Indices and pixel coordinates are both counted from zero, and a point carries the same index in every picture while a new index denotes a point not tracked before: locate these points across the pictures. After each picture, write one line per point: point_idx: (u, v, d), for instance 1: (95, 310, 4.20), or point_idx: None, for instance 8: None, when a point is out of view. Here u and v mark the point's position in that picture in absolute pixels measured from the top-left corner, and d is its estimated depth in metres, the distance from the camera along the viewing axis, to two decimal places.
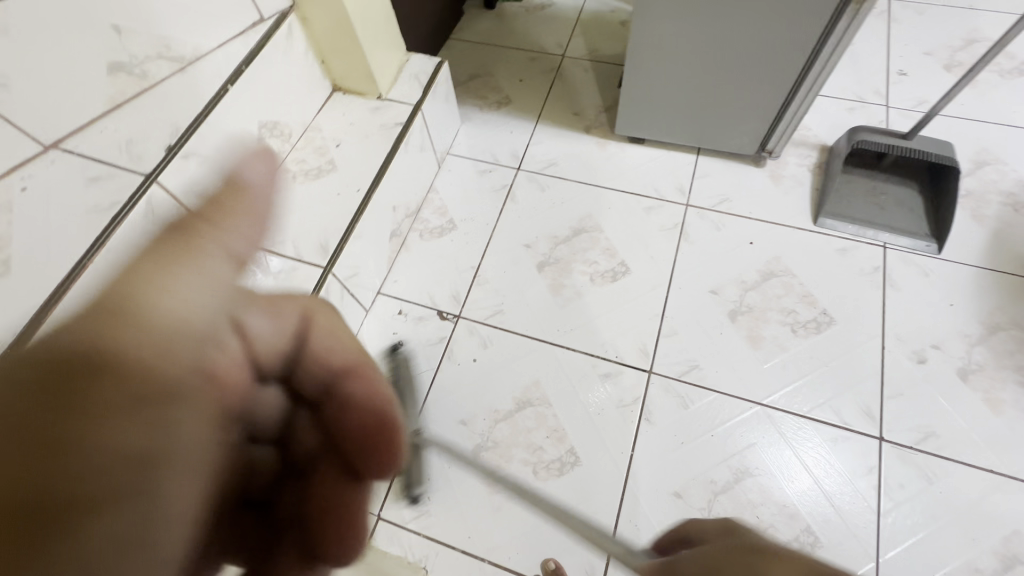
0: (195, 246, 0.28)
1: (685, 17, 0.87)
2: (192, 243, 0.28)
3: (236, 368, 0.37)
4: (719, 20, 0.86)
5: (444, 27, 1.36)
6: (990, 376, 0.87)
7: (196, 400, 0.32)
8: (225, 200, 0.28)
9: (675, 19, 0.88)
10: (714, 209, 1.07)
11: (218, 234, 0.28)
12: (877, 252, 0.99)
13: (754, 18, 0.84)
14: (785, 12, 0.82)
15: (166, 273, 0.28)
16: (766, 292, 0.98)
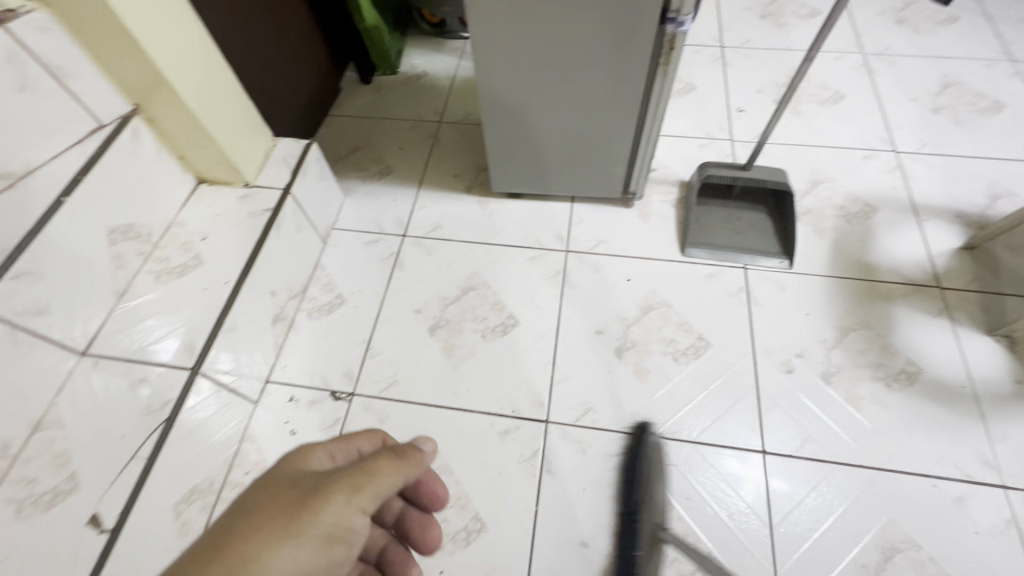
0: (402, 464, 0.58)
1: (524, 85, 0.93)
2: (396, 464, 0.58)
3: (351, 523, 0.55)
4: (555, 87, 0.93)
5: (320, 105, 1.39)
6: (849, 375, 0.95)
7: (338, 550, 0.52)
8: (412, 456, 0.61)
9: (515, 88, 0.94)
10: (592, 251, 1.13)
11: (412, 471, 0.60)
12: (739, 274, 1.07)
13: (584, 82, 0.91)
14: (609, 76, 0.89)
15: (376, 480, 0.56)
16: (647, 326, 1.02)
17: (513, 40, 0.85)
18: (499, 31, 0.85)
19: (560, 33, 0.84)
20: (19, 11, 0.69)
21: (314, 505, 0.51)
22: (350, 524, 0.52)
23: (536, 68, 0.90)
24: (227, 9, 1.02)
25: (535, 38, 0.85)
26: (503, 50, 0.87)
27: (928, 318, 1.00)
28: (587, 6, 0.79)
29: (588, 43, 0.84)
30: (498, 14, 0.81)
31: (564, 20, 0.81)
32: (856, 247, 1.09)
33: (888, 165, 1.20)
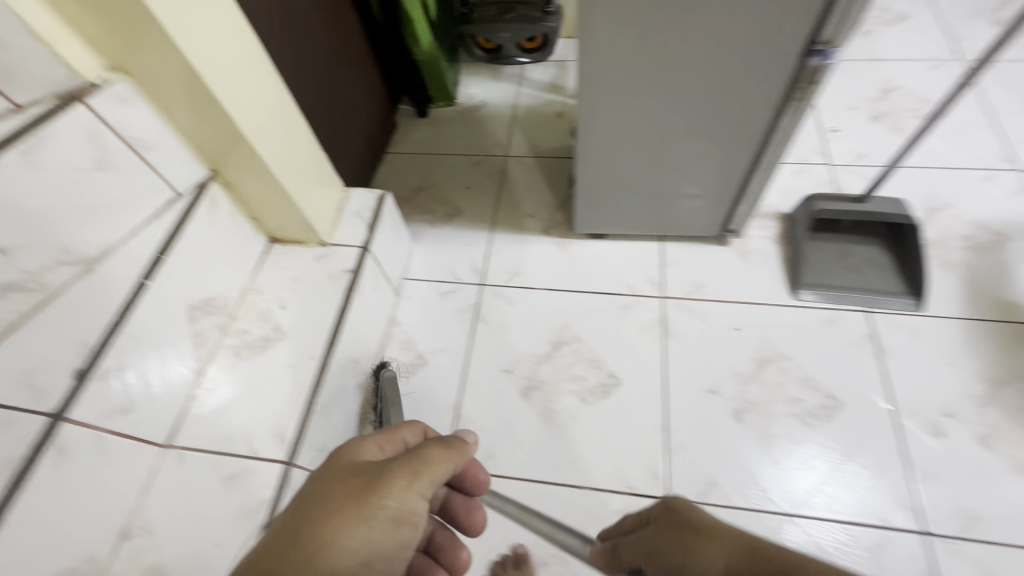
0: (452, 452, 0.62)
1: (630, 124, 0.84)
2: (444, 452, 0.62)
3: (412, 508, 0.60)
4: (661, 127, 0.84)
5: (379, 143, 1.31)
6: (1012, 438, 0.84)
7: (401, 531, 0.58)
8: (457, 442, 0.64)
9: (618, 127, 0.85)
10: (691, 297, 1.03)
11: (460, 457, 0.64)
12: (862, 319, 0.97)
13: (694, 121, 0.82)
14: (732, 111, 0.79)
15: (430, 468, 0.60)
16: (765, 382, 0.93)
17: (626, 79, 0.76)
18: (609, 73, 0.76)
19: (675, 73, 0.75)
20: (99, 85, 0.63)
21: (377, 491, 0.56)
22: (411, 507, 0.58)
23: (643, 110, 0.81)
24: (291, 55, 0.94)
25: (651, 75, 0.75)
26: (613, 90, 0.78)
27: None
28: (723, 41, 0.69)
29: (714, 79, 0.75)
30: (614, 53, 0.72)
31: (691, 55, 0.72)
32: (993, 284, 0.98)
33: (1014, 186, 1.08)
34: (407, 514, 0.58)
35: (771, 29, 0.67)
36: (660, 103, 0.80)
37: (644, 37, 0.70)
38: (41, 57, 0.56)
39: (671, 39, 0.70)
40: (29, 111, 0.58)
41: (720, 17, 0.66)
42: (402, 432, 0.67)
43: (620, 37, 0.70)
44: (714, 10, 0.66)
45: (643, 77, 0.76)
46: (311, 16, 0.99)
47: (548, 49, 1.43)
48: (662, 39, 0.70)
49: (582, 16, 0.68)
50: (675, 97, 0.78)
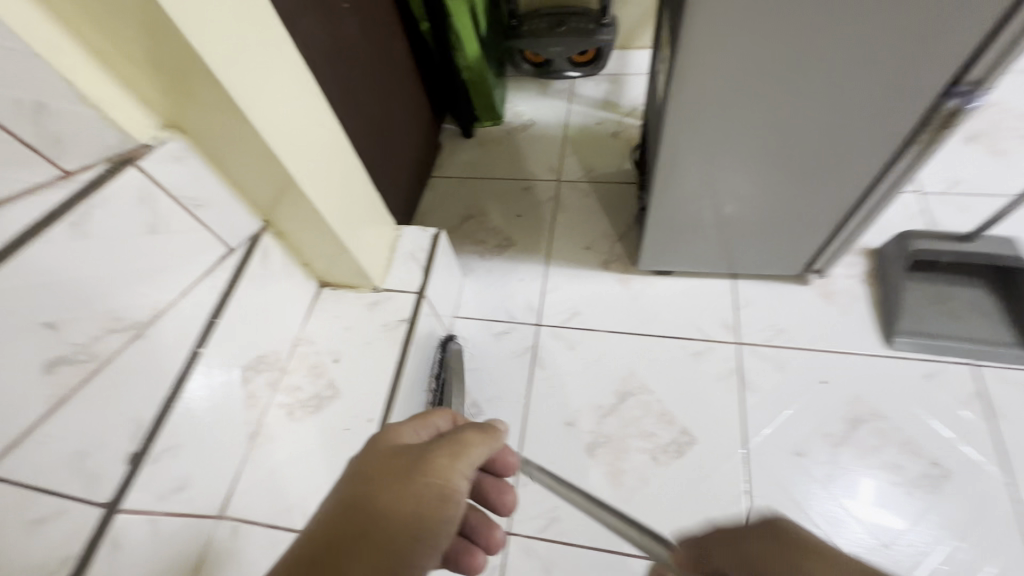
0: (488, 433, 0.59)
1: (717, 155, 0.76)
2: (484, 436, 0.59)
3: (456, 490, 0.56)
4: (758, 163, 0.76)
5: (425, 168, 1.25)
6: None
7: (447, 511, 0.53)
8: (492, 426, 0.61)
9: (704, 158, 0.77)
10: (770, 344, 0.94)
11: (497, 441, 0.60)
12: (968, 375, 0.87)
13: (798, 158, 0.74)
14: (839, 148, 0.71)
15: (469, 447, 0.57)
16: (858, 444, 0.84)
17: (727, 107, 0.68)
18: (712, 104, 0.67)
19: (788, 108, 0.67)
20: (151, 145, 0.57)
21: (417, 469, 0.54)
22: (453, 486, 0.54)
23: (741, 145, 0.73)
24: (343, 87, 0.87)
25: (752, 105, 0.67)
26: (705, 120, 0.70)
27: None
28: (845, 70, 0.61)
29: (827, 110, 0.66)
30: (715, 78, 0.64)
31: (805, 85, 0.63)
32: None
33: None
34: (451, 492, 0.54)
35: (905, 63, 0.59)
36: (756, 137, 0.72)
37: (754, 64, 0.61)
38: (92, 122, 0.51)
39: (785, 67, 0.61)
40: (76, 177, 0.52)
41: (848, 44, 0.58)
42: (434, 416, 0.65)
43: (726, 62, 0.62)
44: (842, 36, 0.57)
45: (744, 106, 0.67)
46: (362, 42, 0.92)
47: (600, 63, 1.35)
48: (784, 71, 0.62)
49: (686, 39, 0.60)
50: (775, 131, 0.70)
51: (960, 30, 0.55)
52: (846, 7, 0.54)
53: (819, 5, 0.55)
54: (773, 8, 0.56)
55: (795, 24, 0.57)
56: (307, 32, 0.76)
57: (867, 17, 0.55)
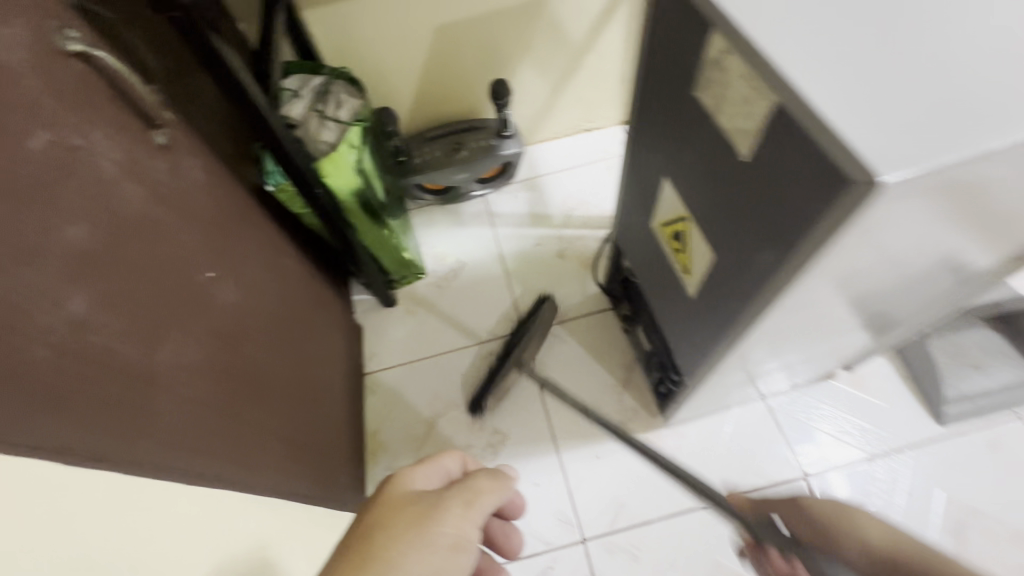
0: (501, 478, 0.54)
1: (800, 334, 0.57)
2: (495, 480, 0.54)
3: (464, 540, 0.49)
4: (821, 338, 0.64)
5: (354, 373, 0.96)
6: None
7: (451, 557, 0.48)
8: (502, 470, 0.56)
9: (778, 343, 0.58)
10: (835, 465, 0.84)
11: (510, 481, 0.55)
12: (1015, 428, 0.85)
13: (866, 324, 0.63)
14: (935, 288, 0.56)
15: (483, 497, 0.52)
16: (973, 560, 0.78)
17: (814, 320, 0.54)
18: (797, 324, 0.53)
19: (881, 300, 0.54)
20: None
21: (431, 517, 0.49)
22: (466, 533, 0.50)
23: (812, 334, 0.60)
24: (244, 386, 0.58)
25: (840, 311, 0.54)
26: (798, 320, 0.51)
27: None
28: (962, 253, 0.48)
29: (942, 267, 0.50)
30: (829, 289, 0.44)
31: (907, 285, 0.51)
32: None
33: None
34: (455, 544, 0.48)
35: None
36: (833, 317, 0.55)
37: (867, 281, 0.46)
38: None
39: (920, 253, 0.44)
40: None
41: (975, 241, 0.46)
42: (447, 457, 0.57)
43: (853, 274, 0.42)
44: (997, 213, 0.41)
45: (849, 295, 0.48)
46: (248, 301, 0.63)
47: (510, 173, 1.16)
48: (889, 284, 0.50)
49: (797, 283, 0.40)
50: (859, 312, 0.56)
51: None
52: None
53: (988, 198, 0.37)
54: (915, 242, 0.41)
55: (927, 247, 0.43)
56: (174, 362, 0.47)
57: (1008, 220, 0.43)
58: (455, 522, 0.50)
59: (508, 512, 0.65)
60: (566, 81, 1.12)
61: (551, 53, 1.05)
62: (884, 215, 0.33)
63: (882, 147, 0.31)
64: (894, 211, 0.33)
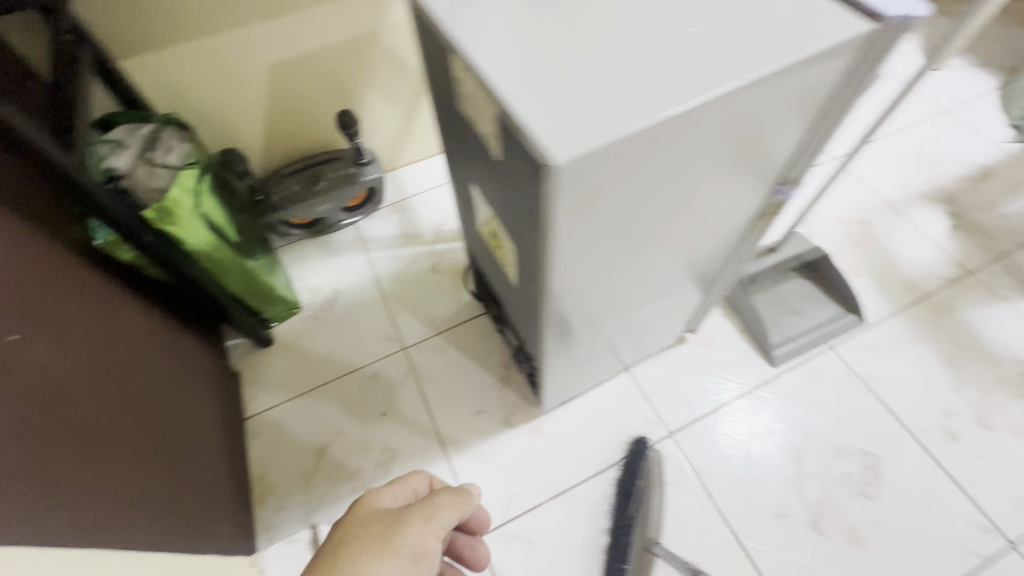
0: (463, 493, 0.53)
1: (613, 293, 0.63)
2: (458, 497, 0.53)
3: (426, 554, 0.47)
4: (636, 297, 0.71)
5: (232, 419, 0.94)
6: (997, 408, 0.92)
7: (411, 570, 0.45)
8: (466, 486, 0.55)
9: (597, 305, 0.64)
10: (695, 418, 0.94)
11: (472, 494, 0.54)
12: (832, 357, 0.99)
13: (672, 277, 0.71)
14: (711, 234, 0.64)
15: (446, 510, 0.51)
16: (812, 466, 0.88)
17: (610, 281, 0.60)
18: (593, 287, 0.58)
19: (663, 253, 0.61)
20: None
21: (392, 529, 0.47)
22: (427, 546, 0.47)
23: (623, 294, 0.66)
24: (72, 445, 0.54)
25: (630, 269, 0.60)
26: (597, 280, 0.57)
27: (992, 307, 1.03)
28: (706, 201, 0.55)
29: (704, 214, 0.58)
30: (599, 248, 0.51)
31: (675, 235, 0.58)
32: (890, 267, 1.08)
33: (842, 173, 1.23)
34: (417, 557, 0.46)
35: (759, 161, 0.53)
36: (628, 276, 0.61)
37: (626, 237, 0.52)
38: None
39: (665, 203, 0.51)
40: None
41: (706, 190, 0.53)
42: (415, 475, 0.58)
43: (611, 231, 0.49)
44: (711, 160, 0.48)
45: (629, 250, 0.55)
46: (69, 356, 0.59)
47: (376, 198, 1.19)
48: (656, 237, 0.56)
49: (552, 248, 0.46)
50: (651, 267, 0.63)
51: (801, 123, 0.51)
52: (718, 140, 0.45)
53: (687, 150, 0.44)
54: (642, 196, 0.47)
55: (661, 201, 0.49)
56: None
57: (723, 168, 0.51)
58: (416, 535, 0.48)
59: (475, 525, 0.67)
60: (416, 105, 1.17)
61: (393, 81, 1.11)
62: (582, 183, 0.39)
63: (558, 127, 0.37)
64: (589, 180, 0.38)
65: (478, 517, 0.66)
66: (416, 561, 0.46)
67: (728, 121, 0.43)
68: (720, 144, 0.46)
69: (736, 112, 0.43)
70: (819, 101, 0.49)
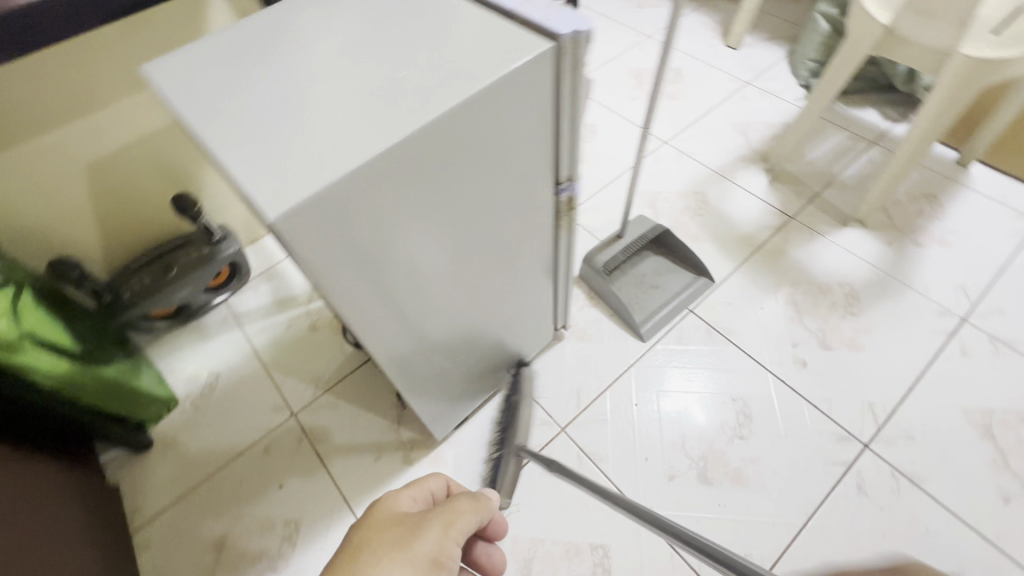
0: (479, 499, 0.55)
1: (444, 308, 0.68)
2: (474, 505, 0.54)
3: (445, 560, 0.48)
4: (474, 309, 0.74)
5: (117, 531, 0.88)
6: (834, 329, 1.04)
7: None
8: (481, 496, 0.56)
9: (433, 322, 0.68)
10: (582, 408, 0.99)
11: (485, 503, 0.55)
12: (692, 320, 1.08)
13: (501, 284, 0.75)
14: (518, 238, 0.69)
15: (463, 517, 0.52)
16: (691, 425, 0.95)
17: (425, 301, 0.63)
18: (408, 309, 0.62)
19: (470, 265, 0.65)
20: None
21: (413, 533, 0.49)
22: (446, 552, 0.49)
23: (453, 309, 0.70)
24: None
25: (442, 285, 0.64)
26: (407, 301, 0.60)
27: (815, 243, 1.17)
28: (486, 210, 0.60)
29: (499, 223, 0.64)
30: (392, 273, 0.55)
31: (472, 246, 0.63)
32: (726, 229, 1.21)
33: (674, 155, 1.37)
34: (438, 563, 0.48)
35: (521, 167, 0.59)
36: (443, 293, 0.65)
37: (412, 258, 0.56)
38: None
39: (446, 221, 0.56)
40: None
41: (478, 201, 0.58)
42: (428, 481, 0.60)
43: (393, 256, 0.53)
44: (463, 178, 0.53)
45: (429, 268, 0.59)
46: None
47: (243, 271, 1.18)
48: (450, 253, 0.60)
49: (330, 287, 0.50)
50: (466, 279, 0.67)
51: (545, 133, 0.57)
52: (458, 161, 0.51)
53: (427, 175, 0.49)
54: (402, 222, 0.51)
55: (428, 220, 0.54)
56: None
57: (482, 180, 0.56)
58: (438, 541, 0.49)
59: (493, 531, 0.67)
60: None
61: None
62: (313, 225, 0.43)
63: (270, 190, 0.41)
64: (315, 225, 0.43)
65: (497, 524, 0.66)
66: (435, 567, 0.47)
67: (456, 145, 0.49)
68: (460, 161, 0.51)
69: (455, 130, 0.48)
70: (547, 109, 0.55)
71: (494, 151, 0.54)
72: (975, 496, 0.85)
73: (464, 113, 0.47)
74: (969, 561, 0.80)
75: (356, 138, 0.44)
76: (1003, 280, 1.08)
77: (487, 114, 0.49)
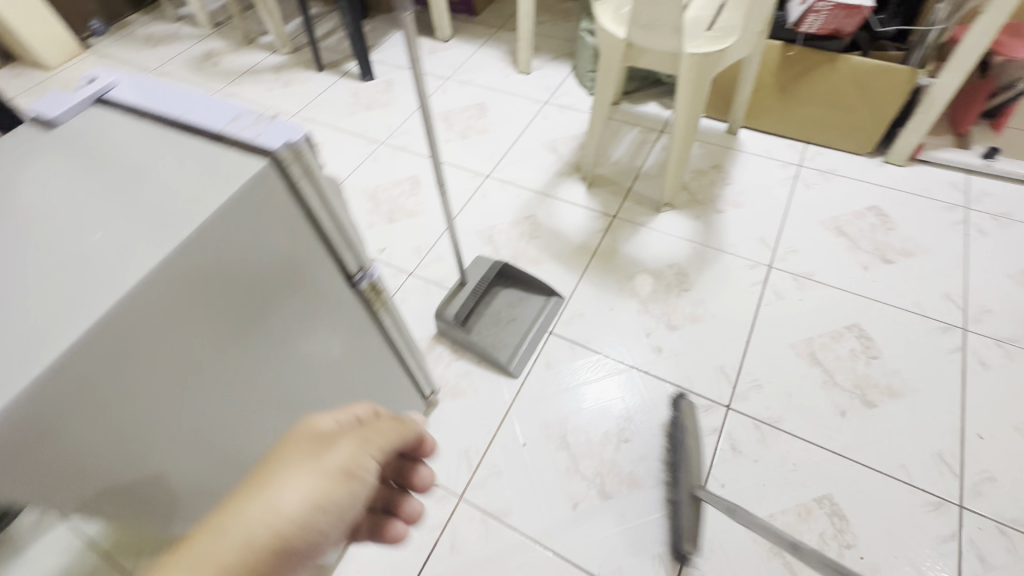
0: (399, 420, 0.51)
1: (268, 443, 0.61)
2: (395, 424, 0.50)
3: (352, 473, 0.43)
4: None
5: None
6: (675, 308, 1.13)
7: (338, 489, 0.42)
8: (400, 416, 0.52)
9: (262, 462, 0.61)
10: (474, 468, 0.96)
11: (405, 424, 0.51)
12: (554, 341, 1.11)
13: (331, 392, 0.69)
14: (326, 343, 0.64)
15: (380, 435, 0.47)
16: (579, 445, 0.97)
17: (236, 454, 0.56)
18: (217, 475, 0.54)
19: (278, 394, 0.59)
20: None
21: (320, 441, 0.43)
22: (358, 462, 0.44)
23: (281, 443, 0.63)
24: None
25: (250, 430, 0.57)
26: (208, 471, 0.53)
27: (639, 234, 1.27)
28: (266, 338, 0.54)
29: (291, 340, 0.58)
30: (173, 452, 0.47)
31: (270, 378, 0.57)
32: (561, 243, 1.27)
33: (498, 186, 1.41)
34: (343, 475, 0.43)
35: (291, 282, 0.55)
36: (256, 437, 0.58)
37: (190, 427, 0.49)
38: None
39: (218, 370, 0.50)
40: None
41: (251, 334, 0.52)
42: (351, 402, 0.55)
43: (164, 436, 0.46)
44: (217, 324, 0.48)
45: (221, 424, 0.52)
46: None
47: None
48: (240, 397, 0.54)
49: (85, 506, 0.41)
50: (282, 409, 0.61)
51: (300, 237, 0.53)
52: (198, 313, 0.45)
53: (159, 345, 0.43)
54: (153, 403, 0.44)
55: (191, 381, 0.47)
56: None
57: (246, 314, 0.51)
58: (346, 451, 0.44)
59: None
60: None
61: None
62: (13, 469, 0.35)
63: None
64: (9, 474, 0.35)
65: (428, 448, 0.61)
66: (340, 481, 0.42)
67: (185, 299, 0.44)
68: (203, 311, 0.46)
69: (174, 287, 0.42)
70: (294, 219, 0.51)
71: (243, 284, 0.49)
72: (820, 418, 0.96)
73: (175, 266, 0.41)
74: (831, 479, 0.90)
75: (34, 346, 0.36)
76: (788, 222, 1.26)
77: (207, 254, 0.44)
